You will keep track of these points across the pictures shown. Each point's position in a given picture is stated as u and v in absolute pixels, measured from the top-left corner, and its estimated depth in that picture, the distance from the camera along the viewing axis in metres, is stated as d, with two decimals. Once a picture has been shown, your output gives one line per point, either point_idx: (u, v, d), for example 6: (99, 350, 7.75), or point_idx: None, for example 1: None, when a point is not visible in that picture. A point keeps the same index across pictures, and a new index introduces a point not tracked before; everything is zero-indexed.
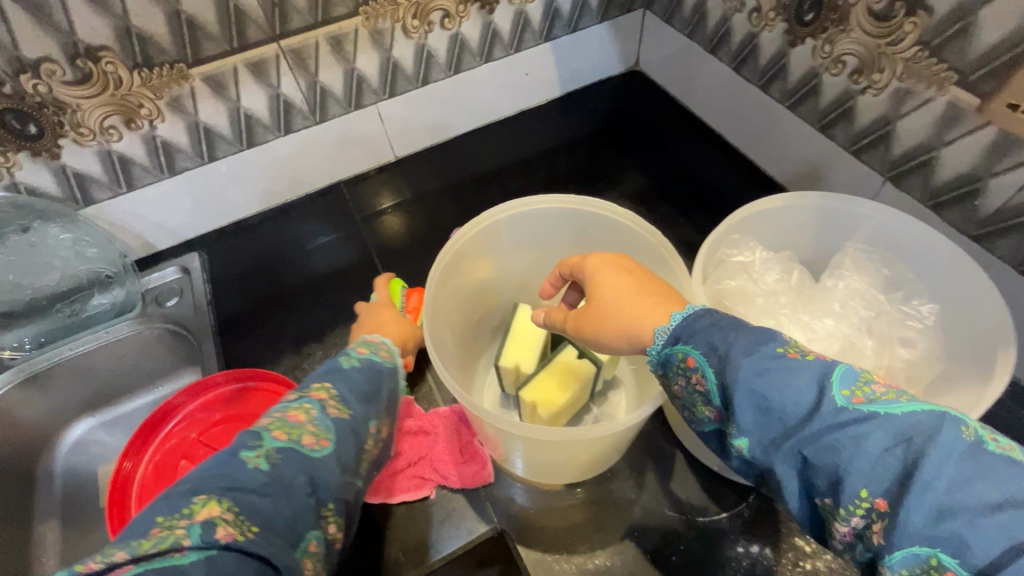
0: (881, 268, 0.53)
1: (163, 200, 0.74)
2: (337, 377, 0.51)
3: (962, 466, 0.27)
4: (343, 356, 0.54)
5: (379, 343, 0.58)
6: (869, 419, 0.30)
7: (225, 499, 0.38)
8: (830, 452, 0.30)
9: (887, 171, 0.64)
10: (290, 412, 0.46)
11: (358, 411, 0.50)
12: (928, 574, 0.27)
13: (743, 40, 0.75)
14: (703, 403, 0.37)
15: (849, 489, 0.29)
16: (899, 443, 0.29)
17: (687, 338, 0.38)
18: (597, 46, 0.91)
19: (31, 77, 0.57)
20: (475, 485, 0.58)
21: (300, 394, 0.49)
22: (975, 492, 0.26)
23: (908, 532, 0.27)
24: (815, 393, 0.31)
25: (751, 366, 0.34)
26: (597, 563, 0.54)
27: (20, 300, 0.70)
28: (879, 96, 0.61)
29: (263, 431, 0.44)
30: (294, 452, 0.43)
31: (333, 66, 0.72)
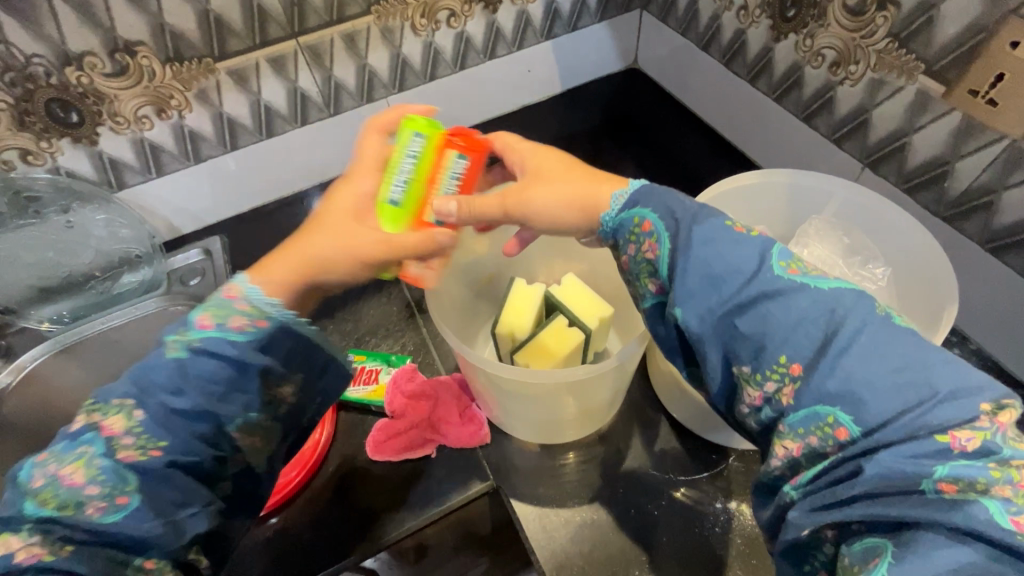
0: (842, 237, 0.56)
1: (190, 186, 0.79)
2: (149, 391, 0.41)
3: (869, 338, 0.34)
4: (172, 336, 0.43)
5: (234, 301, 0.44)
6: (798, 290, 0.37)
7: (21, 530, 0.39)
8: (761, 321, 0.37)
9: (865, 158, 0.68)
10: (64, 468, 0.40)
11: (178, 440, 0.41)
12: (821, 431, 0.35)
13: (732, 36, 0.79)
14: (649, 273, 0.43)
15: (772, 355, 0.36)
16: (823, 316, 0.36)
17: (644, 205, 0.44)
18: (596, 45, 0.95)
19: (75, 69, 0.63)
20: (473, 445, 0.63)
21: (84, 427, 0.41)
22: (875, 360, 0.34)
23: (814, 391, 0.35)
24: (756, 267, 0.38)
25: (702, 236, 0.40)
26: (584, 516, 0.59)
27: (57, 275, 0.77)
28: (856, 86, 0.65)
29: (30, 497, 0.39)
30: (71, 523, 0.39)
31: (346, 62, 0.78)
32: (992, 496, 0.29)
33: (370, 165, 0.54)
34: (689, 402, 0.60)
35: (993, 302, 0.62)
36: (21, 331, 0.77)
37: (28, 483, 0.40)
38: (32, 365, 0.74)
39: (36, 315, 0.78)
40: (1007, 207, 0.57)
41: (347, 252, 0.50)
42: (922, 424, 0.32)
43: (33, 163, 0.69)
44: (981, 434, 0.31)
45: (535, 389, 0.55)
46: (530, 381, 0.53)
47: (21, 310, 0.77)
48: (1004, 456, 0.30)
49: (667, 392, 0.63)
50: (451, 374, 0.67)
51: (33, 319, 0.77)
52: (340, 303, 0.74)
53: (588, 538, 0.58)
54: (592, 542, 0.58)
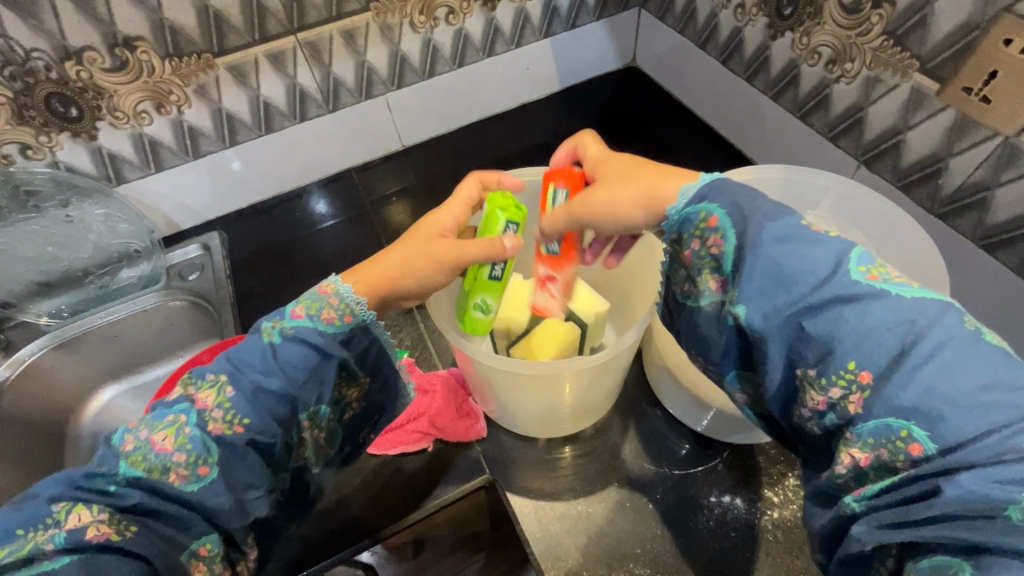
0: (836, 232, 0.57)
1: (189, 182, 0.80)
2: (241, 369, 0.44)
3: (954, 350, 0.31)
4: (268, 323, 0.47)
5: (326, 296, 0.48)
6: (876, 296, 0.34)
7: (93, 504, 0.39)
8: (830, 324, 0.34)
9: (861, 155, 0.68)
10: (156, 434, 0.42)
11: (257, 422, 0.44)
12: (892, 443, 0.32)
13: (730, 35, 0.79)
14: (711, 269, 0.41)
15: (839, 360, 0.34)
16: (902, 325, 0.33)
17: (713, 198, 0.41)
18: (595, 43, 0.96)
19: (74, 64, 0.64)
20: (469, 438, 0.63)
21: (179, 398, 0.44)
22: (959, 375, 0.31)
23: (885, 400, 0.32)
24: (830, 269, 0.35)
25: (774, 235, 0.37)
26: (580, 509, 0.60)
27: (56, 270, 0.77)
28: (852, 84, 0.66)
29: (121, 459, 0.41)
30: (157, 487, 0.41)
31: (345, 58, 0.78)
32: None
33: (463, 197, 0.58)
34: (684, 397, 0.61)
35: (986, 298, 0.62)
36: (20, 325, 0.77)
37: (119, 445, 0.42)
38: (31, 359, 0.74)
39: (35, 309, 0.78)
40: (1000, 204, 0.57)
41: (422, 256, 0.53)
42: (1011, 447, 0.29)
43: (33, 157, 0.69)
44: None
45: (531, 381, 0.55)
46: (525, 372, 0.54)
47: (20, 304, 0.77)
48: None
49: (663, 387, 0.64)
50: (448, 369, 0.67)
51: (32, 313, 0.78)
52: None
53: (583, 530, 0.58)
54: (586, 535, 0.58)
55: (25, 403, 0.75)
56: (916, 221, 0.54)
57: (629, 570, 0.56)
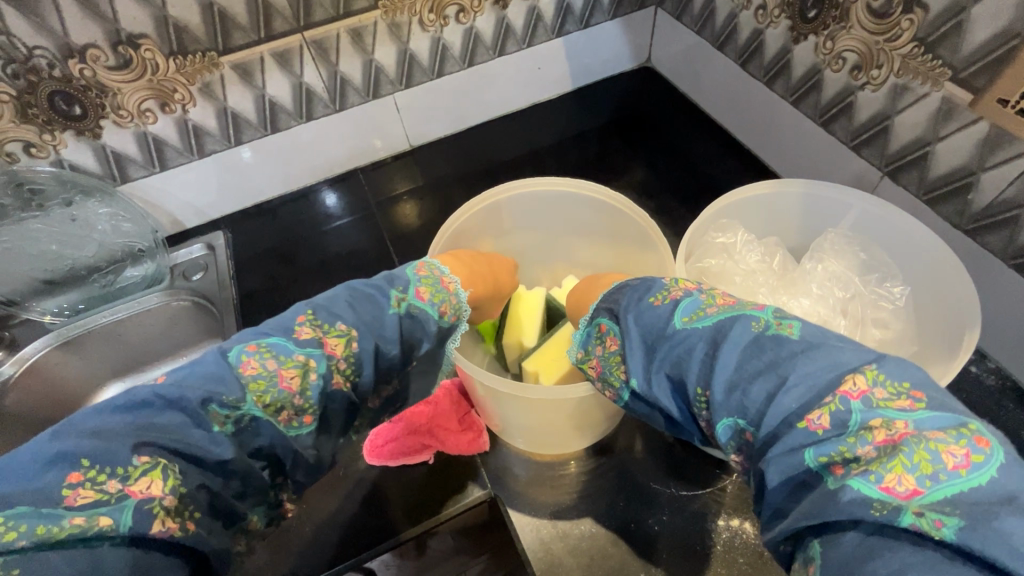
0: (858, 252, 0.54)
1: (194, 181, 0.79)
2: (365, 326, 0.45)
3: (743, 349, 0.35)
4: (394, 292, 0.48)
5: (449, 294, 0.51)
6: (695, 332, 0.38)
7: (171, 472, 0.34)
8: (678, 363, 0.38)
9: (885, 166, 0.66)
10: (285, 369, 0.40)
11: (366, 380, 0.45)
12: (741, 442, 0.34)
13: (749, 36, 0.76)
14: (611, 362, 0.45)
15: (690, 389, 0.37)
16: (710, 339, 0.37)
17: (596, 312, 0.48)
18: (609, 42, 0.93)
19: (78, 62, 0.63)
20: (471, 452, 0.62)
21: (309, 339, 0.42)
22: (747, 364, 0.34)
23: (717, 410, 0.35)
24: (665, 324, 0.40)
25: (627, 315, 0.43)
26: (582, 529, 0.58)
27: (60, 269, 0.76)
28: (878, 91, 0.63)
29: (241, 386, 0.39)
30: (263, 426, 0.40)
31: (352, 57, 0.76)
32: (867, 467, 0.27)
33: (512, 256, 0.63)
34: None
35: (1015, 318, 0.59)
36: (24, 323, 0.77)
37: (238, 368, 0.39)
38: (35, 356, 0.74)
39: (38, 307, 0.78)
40: None
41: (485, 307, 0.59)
42: (786, 409, 0.31)
43: (36, 155, 0.68)
44: (830, 406, 0.30)
45: (535, 403, 0.54)
46: (526, 394, 0.52)
47: (23, 302, 0.76)
48: (862, 419, 0.29)
49: None
50: (450, 379, 0.66)
51: (35, 311, 0.77)
52: None
53: (586, 551, 0.57)
54: (590, 556, 0.57)
55: (29, 401, 0.75)
56: (941, 238, 0.51)
57: None
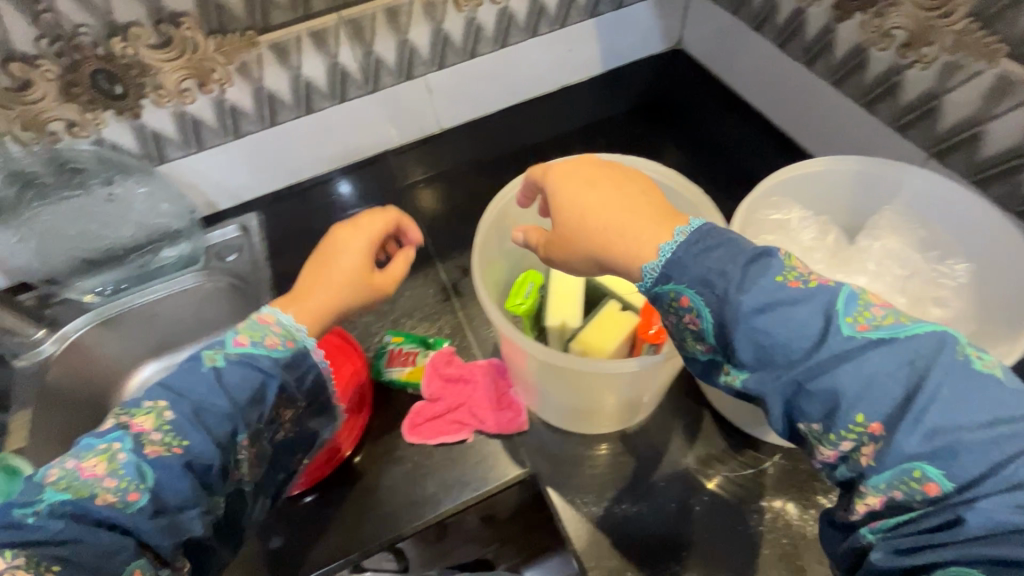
0: (917, 229, 0.56)
1: (228, 161, 0.79)
2: (178, 394, 0.45)
3: (954, 389, 0.34)
4: (207, 351, 0.47)
5: (271, 326, 0.49)
6: (873, 351, 0.35)
7: (3, 551, 0.37)
8: (833, 380, 0.36)
9: (931, 147, 0.65)
10: (86, 461, 0.42)
11: (197, 443, 0.43)
12: (908, 484, 0.34)
13: (789, 16, 0.75)
14: (693, 338, 0.42)
15: (849, 414, 0.35)
16: (905, 370, 0.35)
17: (678, 277, 0.41)
18: (641, 24, 0.91)
19: (120, 40, 0.63)
20: (510, 431, 0.62)
21: (111, 427, 0.44)
22: (961, 413, 0.33)
23: (899, 452, 0.34)
24: (822, 329, 0.36)
25: (753, 303, 0.38)
26: (624, 508, 0.58)
27: (100, 249, 0.77)
28: (927, 70, 0.62)
29: (46, 488, 0.40)
30: (86, 513, 0.40)
31: (387, 37, 0.76)
32: None
33: (372, 229, 0.58)
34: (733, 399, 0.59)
35: None
36: (63, 301, 0.78)
37: (44, 480, 0.41)
38: (76, 335, 0.76)
39: (80, 287, 0.79)
40: None
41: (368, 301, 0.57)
42: (1012, 472, 0.32)
43: (78, 135, 0.68)
44: None
45: (580, 376, 0.54)
46: (574, 368, 0.52)
47: (64, 281, 0.78)
48: None
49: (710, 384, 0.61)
50: (487, 359, 0.66)
51: (76, 290, 0.78)
52: None
53: (627, 529, 0.57)
54: (630, 533, 0.57)
55: (72, 380, 0.77)
56: (1004, 217, 0.50)
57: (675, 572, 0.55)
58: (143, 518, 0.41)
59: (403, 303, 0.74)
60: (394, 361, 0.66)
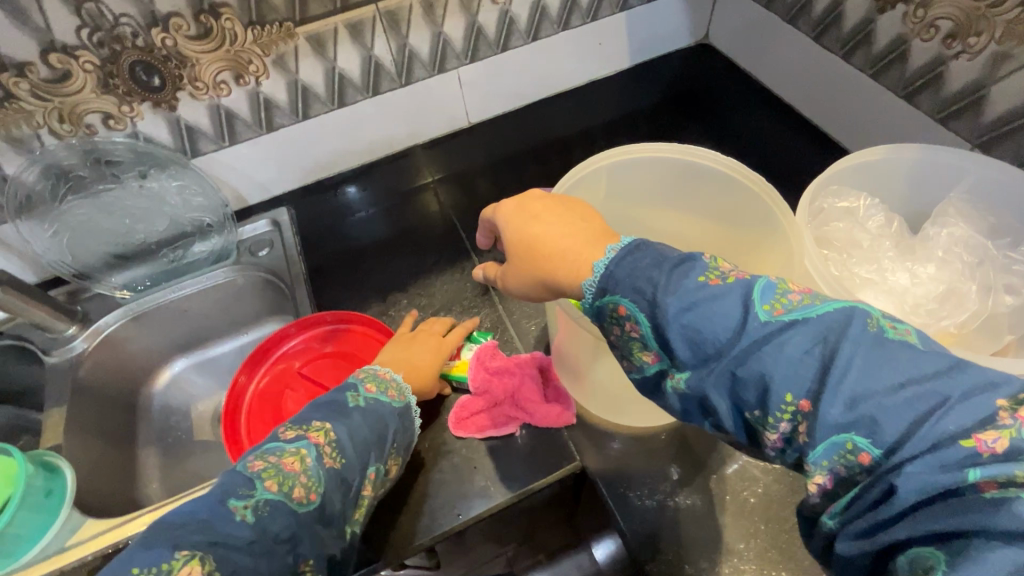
0: (987, 216, 0.56)
1: (259, 155, 0.78)
2: (334, 417, 0.50)
3: (867, 354, 0.31)
4: (348, 393, 0.53)
5: (389, 381, 0.57)
6: (791, 328, 0.33)
7: (208, 558, 0.38)
8: (756, 362, 0.32)
9: (976, 138, 0.65)
10: (285, 458, 0.46)
11: (353, 460, 0.49)
12: (843, 458, 0.30)
13: (827, 7, 0.74)
14: (640, 348, 0.38)
15: (776, 394, 0.32)
16: (815, 343, 0.32)
17: (613, 288, 0.39)
18: (670, 17, 0.91)
19: (161, 31, 0.62)
20: (557, 425, 0.62)
21: (297, 435, 0.48)
22: (878, 377, 0.30)
23: (827, 425, 0.30)
24: (740, 316, 0.34)
25: (679, 303, 0.35)
26: (678, 500, 0.60)
27: (131, 243, 0.77)
28: (974, 60, 0.61)
29: (251, 481, 0.44)
30: (281, 512, 0.43)
31: (422, 29, 0.75)
32: None
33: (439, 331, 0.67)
34: None
35: None
36: (94, 296, 0.77)
37: (246, 471, 0.45)
38: (108, 330, 0.75)
39: (110, 282, 0.78)
40: None
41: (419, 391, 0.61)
42: (940, 431, 0.28)
43: (114, 127, 0.68)
44: (1008, 430, 0.27)
45: None
46: None
47: (94, 275, 0.77)
48: None
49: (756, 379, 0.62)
50: (531, 353, 0.67)
51: (106, 285, 0.77)
52: (414, 280, 0.81)
53: (684, 520, 0.59)
54: (685, 526, 0.58)
55: (105, 375, 0.76)
56: None
57: (733, 564, 0.56)
58: (308, 527, 0.44)
59: None
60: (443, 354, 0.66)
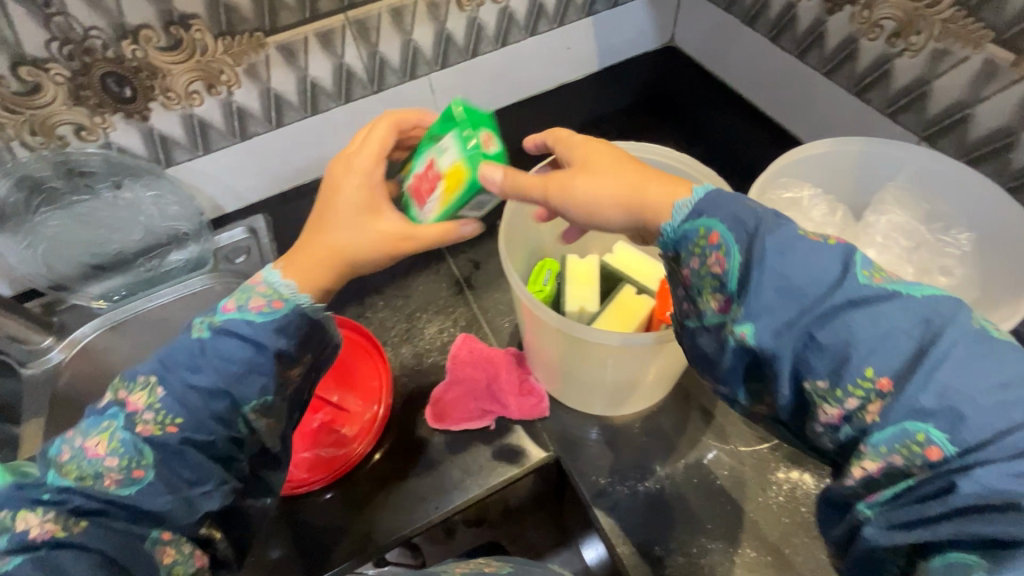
0: (922, 204, 0.60)
1: (234, 163, 0.79)
2: (171, 366, 0.44)
3: (970, 346, 0.32)
4: (198, 323, 0.46)
5: (257, 289, 0.47)
6: (888, 301, 0.34)
7: (34, 511, 0.39)
8: (841, 331, 0.34)
9: (922, 131, 0.68)
10: (93, 438, 0.42)
11: (190, 417, 0.43)
12: (909, 449, 0.32)
13: (781, 11, 0.78)
14: (714, 288, 0.39)
15: (856, 367, 0.34)
16: (916, 326, 0.33)
17: (711, 213, 0.40)
18: (635, 23, 0.94)
19: (130, 43, 0.63)
20: (534, 416, 0.65)
21: (110, 403, 0.44)
22: (977, 375, 0.31)
23: (906, 406, 0.32)
24: (837, 275, 0.35)
25: (774, 245, 0.37)
26: (647, 485, 0.62)
27: (108, 254, 0.78)
28: (916, 57, 0.65)
29: (61, 462, 0.41)
30: (95, 488, 0.41)
31: (391, 37, 0.77)
32: None
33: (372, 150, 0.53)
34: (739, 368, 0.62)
35: None
36: (70, 307, 0.78)
37: (63, 450, 0.42)
38: (86, 340, 0.75)
39: (88, 293, 0.79)
40: None
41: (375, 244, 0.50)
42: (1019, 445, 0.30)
43: (86, 139, 0.68)
44: None
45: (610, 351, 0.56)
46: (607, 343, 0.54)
47: (73, 287, 0.78)
48: None
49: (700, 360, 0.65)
50: (506, 348, 0.69)
51: (83, 296, 0.79)
52: (390, 281, 0.77)
53: (654, 505, 0.61)
54: (655, 511, 0.60)
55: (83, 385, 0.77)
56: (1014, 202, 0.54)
57: (700, 544, 0.58)
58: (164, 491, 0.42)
59: (417, 297, 0.76)
60: (421, 198, 0.52)
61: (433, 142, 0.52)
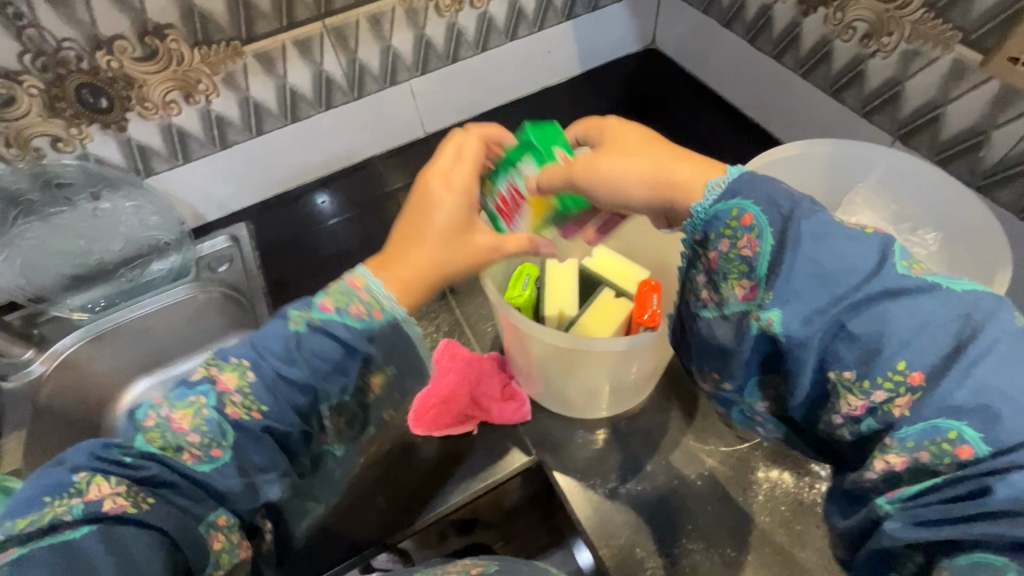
0: (891, 204, 0.62)
1: (214, 172, 0.79)
2: (262, 354, 0.41)
3: (1011, 341, 0.32)
4: (296, 310, 0.42)
5: (361, 290, 0.43)
6: (928, 292, 0.34)
7: (113, 479, 0.37)
8: (877, 321, 0.34)
9: (896, 131, 0.69)
10: (178, 410, 0.39)
11: (273, 410, 0.41)
12: (939, 446, 0.33)
13: (757, 13, 0.78)
14: (742, 274, 0.39)
15: (888, 359, 0.34)
16: (956, 321, 0.33)
17: (747, 192, 0.39)
18: (616, 25, 0.94)
19: (105, 54, 0.63)
20: (514, 421, 0.66)
21: (200, 376, 0.41)
22: (1016, 372, 0.31)
23: (939, 400, 0.32)
24: (876, 264, 0.35)
25: (810, 230, 0.37)
26: (629, 488, 0.62)
27: (88, 265, 0.77)
28: (889, 58, 0.66)
29: (143, 429, 0.39)
30: (175, 463, 0.39)
31: (370, 44, 0.77)
32: None
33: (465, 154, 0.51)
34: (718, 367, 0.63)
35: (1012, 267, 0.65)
36: (52, 319, 0.77)
37: (144, 416, 0.40)
38: (66, 352, 0.75)
39: (68, 304, 0.78)
40: None
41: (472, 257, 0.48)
42: None
43: (63, 150, 0.68)
44: None
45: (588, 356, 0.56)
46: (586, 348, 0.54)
47: (53, 298, 0.77)
48: None
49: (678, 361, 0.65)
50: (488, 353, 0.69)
51: (63, 308, 0.77)
52: None
53: (636, 507, 0.61)
54: (637, 514, 0.60)
55: (63, 397, 0.77)
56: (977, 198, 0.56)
57: (683, 544, 0.59)
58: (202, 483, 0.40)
59: None
60: (509, 217, 0.54)
61: (508, 166, 0.54)
